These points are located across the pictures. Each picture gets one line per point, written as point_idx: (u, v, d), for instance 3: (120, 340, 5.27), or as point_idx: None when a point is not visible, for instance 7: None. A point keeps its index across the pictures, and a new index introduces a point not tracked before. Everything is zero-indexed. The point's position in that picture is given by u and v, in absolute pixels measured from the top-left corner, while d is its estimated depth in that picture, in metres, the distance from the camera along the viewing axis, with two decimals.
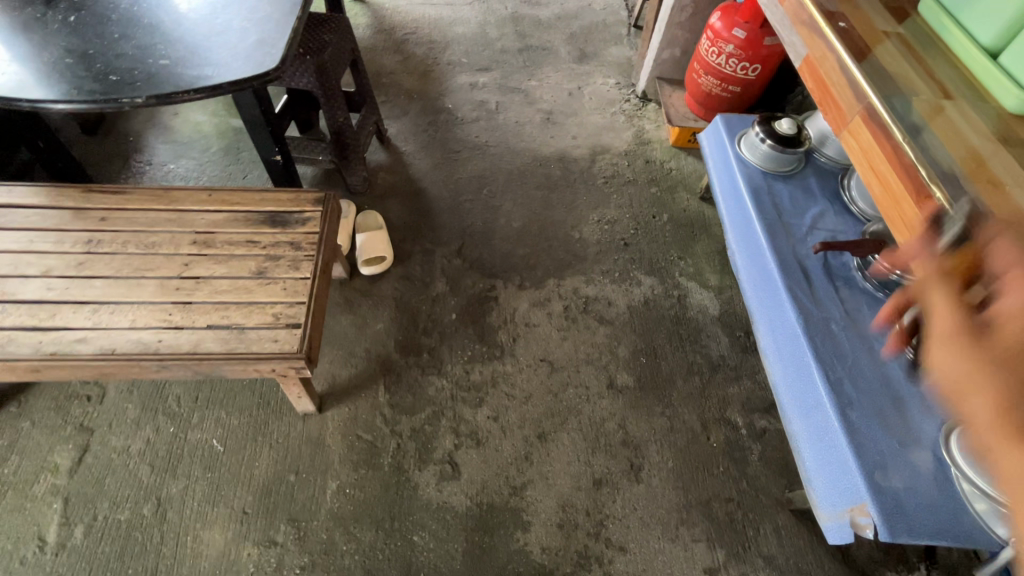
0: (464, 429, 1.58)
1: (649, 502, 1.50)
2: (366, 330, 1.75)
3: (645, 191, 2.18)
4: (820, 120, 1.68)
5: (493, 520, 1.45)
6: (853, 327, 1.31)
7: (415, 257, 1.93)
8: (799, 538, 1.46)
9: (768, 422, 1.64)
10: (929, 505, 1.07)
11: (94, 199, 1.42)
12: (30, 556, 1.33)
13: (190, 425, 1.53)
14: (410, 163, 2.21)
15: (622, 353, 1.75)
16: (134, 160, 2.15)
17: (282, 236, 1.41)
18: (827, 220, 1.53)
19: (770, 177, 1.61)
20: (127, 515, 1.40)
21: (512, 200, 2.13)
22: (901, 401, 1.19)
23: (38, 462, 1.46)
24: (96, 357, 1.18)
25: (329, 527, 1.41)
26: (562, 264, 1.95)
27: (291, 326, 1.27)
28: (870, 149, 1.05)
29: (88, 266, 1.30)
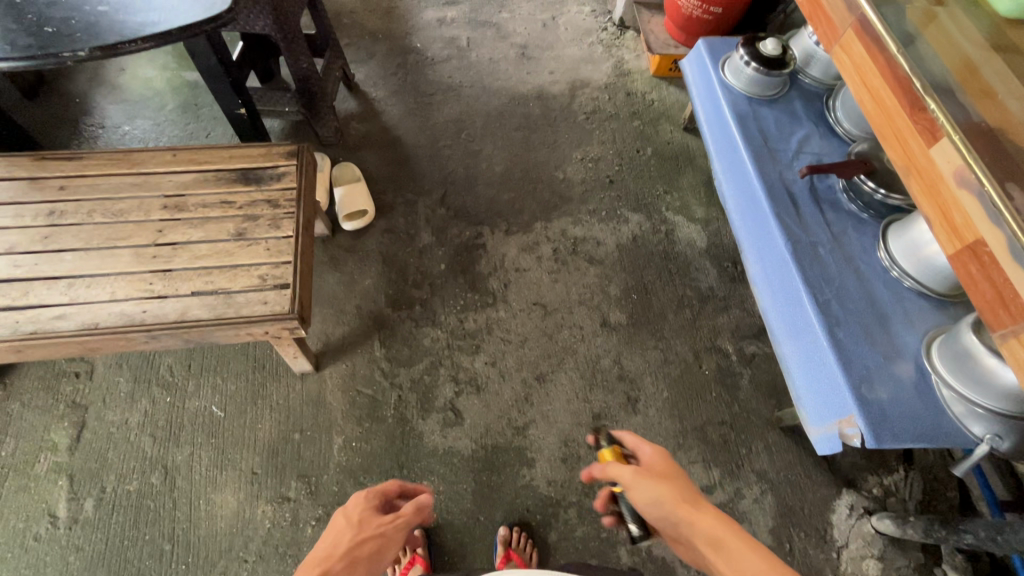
0: (464, 376, 1.60)
1: (647, 431, 1.56)
2: (354, 287, 1.72)
3: (628, 125, 2.13)
4: (804, 38, 1.61)
5: (499, 460, 1.50)
6: (839, 250, 1.32)
7: (398, 209, 1.87)
8: (789, 453, 1.55)
9: (757, 347, 1.70)
10: (911, 412, 1.13)
11: (48, 167, 1.32)
12: (44, 532, 1.34)
13: (186, 394, 1.52)
14: (382, 110, 2.11)
15: (613, 291, 1.77)
16: (84, 124, 2.00)
17: (257, 194, 1.35)
18: (813, 143, 1.51)
19: (755, 103, 1.57)
20: (135, 486, 1.40)
21: (492, 142, 2.06)
22: (886, 317, 1.23)
23: (36, 442, 1.44)
24: (80, 332, 1.14)
25: (339, 479, 1.44)
26: (548, 206, 1.92)
27: (279, 287, 1.23)
28: (862, 63, 1.02)
29: (54, 239, 1.23)
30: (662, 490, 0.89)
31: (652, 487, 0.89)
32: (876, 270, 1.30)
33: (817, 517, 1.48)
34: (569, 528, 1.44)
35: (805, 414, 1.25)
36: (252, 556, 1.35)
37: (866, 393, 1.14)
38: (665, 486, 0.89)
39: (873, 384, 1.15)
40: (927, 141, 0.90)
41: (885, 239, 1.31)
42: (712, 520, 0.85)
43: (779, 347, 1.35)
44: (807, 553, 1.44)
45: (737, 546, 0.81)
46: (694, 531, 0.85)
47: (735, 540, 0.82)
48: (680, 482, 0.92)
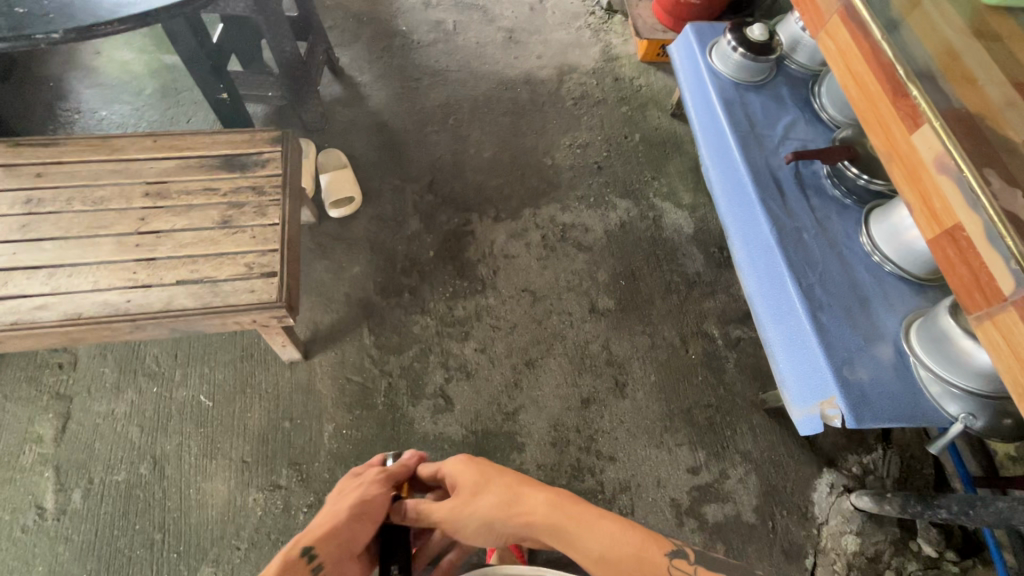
0: (454, 362, 1.61)
1: (634, 414, 1.58)
2: (343, 275, 1.71)
3: (616, 111, 2.12)
4: (791, 24, 1.61)
5: (490, 445, 1.51)
6: (823, 235, 1.34)
7: (385, 195, 1.86)
8: (772, 434, 1.59)
9: (742, 332, 1.73)
10: (890, 392, 1.16)
11: (24, 153, 1.29)
12: (31, 523, 1.33)
13: (174, 383, 1.51)
14: (368, 94, 2.08)
15: (601, 278, 1.78)
16: (59, 108, 1.94)
17: (242, 181, 1.33)
18: (798, 129, 1.52)
19: (742, 88, 1.57)
20: (124, 476, 1.40)
21: (479, 128, 2.05)
22: (867, 301, 1.26)
23: (20, 434, 1.42)
24: (63, 322, 1.12)
25: (330, 466, 1.45)
26: (537, 192, 1.92)
27: (266, 275, 1.22)
28: (847, 49, 1.03)
29: (33, 228, 1.21)
30: (482, 511, 0.95)
31: (473, 513, 0.95)
32: (859, 254, 1.32)
33: (799, 495, 1.52)
34: None
35: (788, 396, 1.28)
36: (244, 543, 1.36)
37: (847, 375, 1.17)
38: (487, 503, 0.95)
39: (854, 366, 1.18)
40: (908, 127, 0.91)
41: (867, 224, 1.34)
42: (544, 510, 0.93)
43: (763, 330, 1.38)
44: (789, 529, 1.48)
45: (577, 527, 0.89)
46: (537, 528, 0.92)
47: (570, 523, 0.90)
48: (501, 483, 0.98)
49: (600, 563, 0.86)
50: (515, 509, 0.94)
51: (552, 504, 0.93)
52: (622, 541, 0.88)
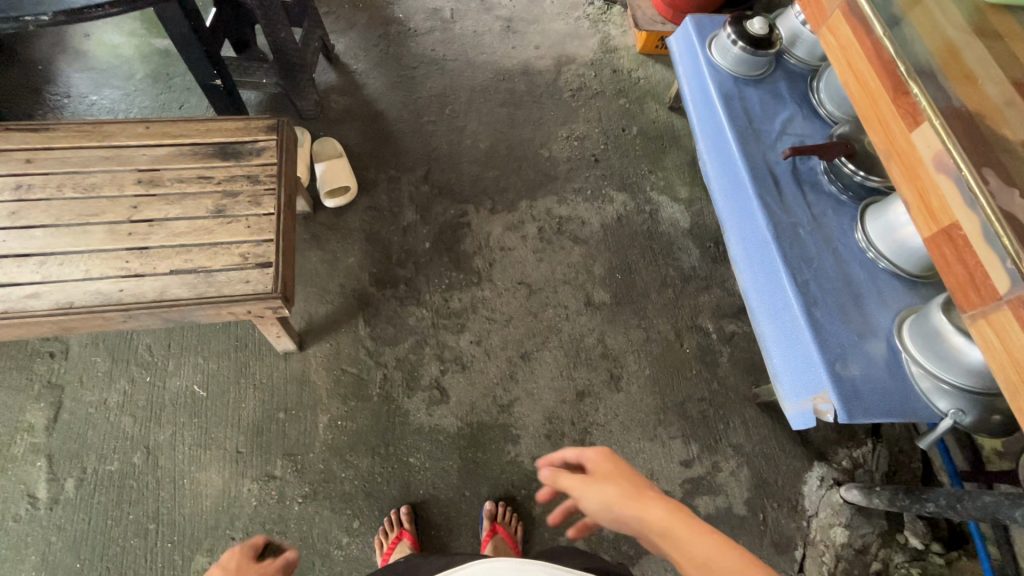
0: (449, 354, 1.61)
1: (629, 408, 1.59)
2: (338, 266, 1.70)
3: (613, 103, 2.11)
4: (791, 18, 1.60)
5: (485, 436, 1.52)
6: (818, 231, 1.35)
7: (380, 185, 1.84)
8: (764, 428, 1.60)
9: (736, 326, 1.74)
10: (882, 388, 1.17)
11: (12, 139, 1.26)
12: (24, 513, 1.33)
13: (166, 373, 1.50)
14: (363, 83, 2.05)
15: (598, 271, 1.78)
16: (48, 92, 1.91)
17: (236, 169, 1.31)
18: (796, 124, 1.52)
19: (741, 83, 1.57)
20: (117, 466, 1.39)
21: (476, 118, 2.03)
22: (861, 297, 1.26)
23: (11, 423, 1.41)
24: (54, 312, 1.11)
25: (325, 457, 1.45)
26: (533, 185, 1.91)
27: (261, 265, 1.21)
28: (848, 44, 1.03)
29: (23, 215, 1.19)
30: (606, 494, 0.80)
31: (596, 493, 0.81)
32: (853, 251, 1.33)
33: (790, 488, 1.54)
34: (552, 502, 1.48)
35: (782, 391, 1.29)
36: (239, 533, 1.36)
37: (840, 371, 1.18)
38: (612, 491, 0.80)
39: (846, 361, 1.19)
40: (908, 125, 0.91)
41: (862, 221, 1.34)
42: (659, 511, 0.76)
43: (758, 325, 1.38)
44: (779, 522, 1.51)
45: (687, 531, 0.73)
46: (646, 526, 0.76)
47: (681, 526, 0.73)
48: (633, 480, 0.82)
49: (701, 569, 0.69)
50: (630, 501, 0.78)
51: (667, 506, 0.76)
52: (727, 553, 0.69)
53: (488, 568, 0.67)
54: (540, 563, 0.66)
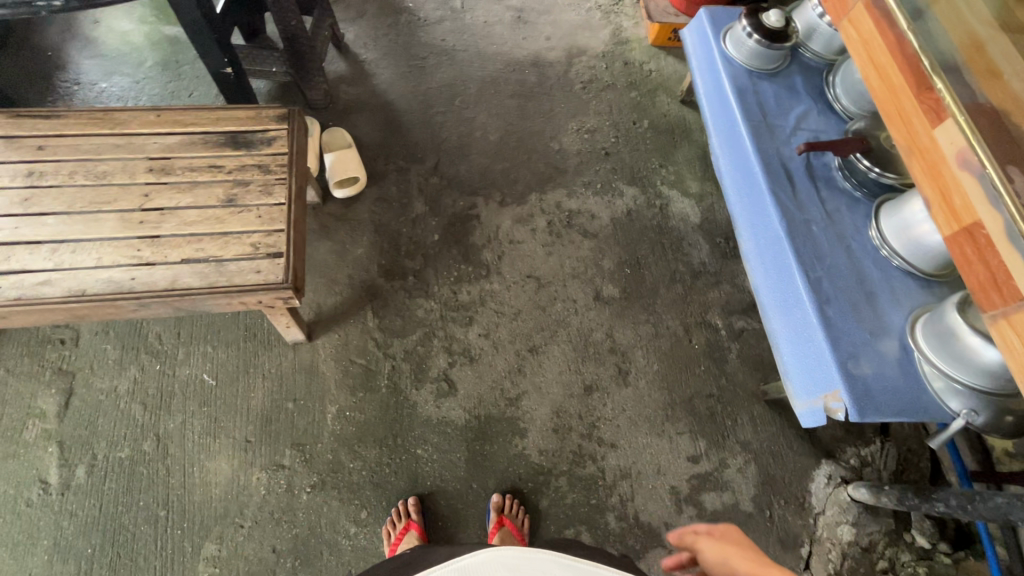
0: (457, 347, 1.61)
1: (636, 403, 1.59)
2: (346, 257, 1.69)
3: (624, 96, 2.09)
4: (807, 10, 1.57)
5: (492, 429, 1.52)
6: (832, 228, 1.33)
7: (390, 177, 1.84)
8: (773, 425, 1.60)
9: (746, 323, 1.73)
10: (893, 387, 1.17)
11: (24, 125, 1.26)
12: (36, 498, 1.34)
13: (176, 362, 1.50)
14: (373, 72, 2.03)
15: (607, 265, 1.77)
16: (58, 79, 1.90)
17: (247, 159, 1.30)
18: (811, 119, 1.50)
19: (756, 76, 1.54)
20: (128, 453, 1.40)
21: (486, 110, 2.01)
22: (874, 295, 1.25)
23: (24, 409, 1.42)
24: (66, 299, 1.11)
25: (333, 448, 1.46)
26: (543, 177, 1.90)
27: (272, 256, 1.21)
28: (870, 38, 1.01)
29: (34, 202, 1.19)
30: (726, 550, 0.94)
31: (717, 548, 0.96)
32: (867, 248, 1.31)
33: (797, 485, 1.54)
34: (559, 495, 1.48)
35: (792, 388, 1.28)
36: (248, 522, 1.37)
37: (852, 369, 1.17)
38: (732, 549, 0.94)
39: (858, 360, 1.18)
40: (931, 121, 0.90)
41: (877, 218, 1.32)
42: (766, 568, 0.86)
43: (768, 322, 1.37)
44: (785, 519, 1.50)
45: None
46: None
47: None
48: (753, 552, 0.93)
49: None
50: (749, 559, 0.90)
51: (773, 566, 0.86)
52: None
53: (481, 560, 0.69)
54: (540, 550, 0.69)
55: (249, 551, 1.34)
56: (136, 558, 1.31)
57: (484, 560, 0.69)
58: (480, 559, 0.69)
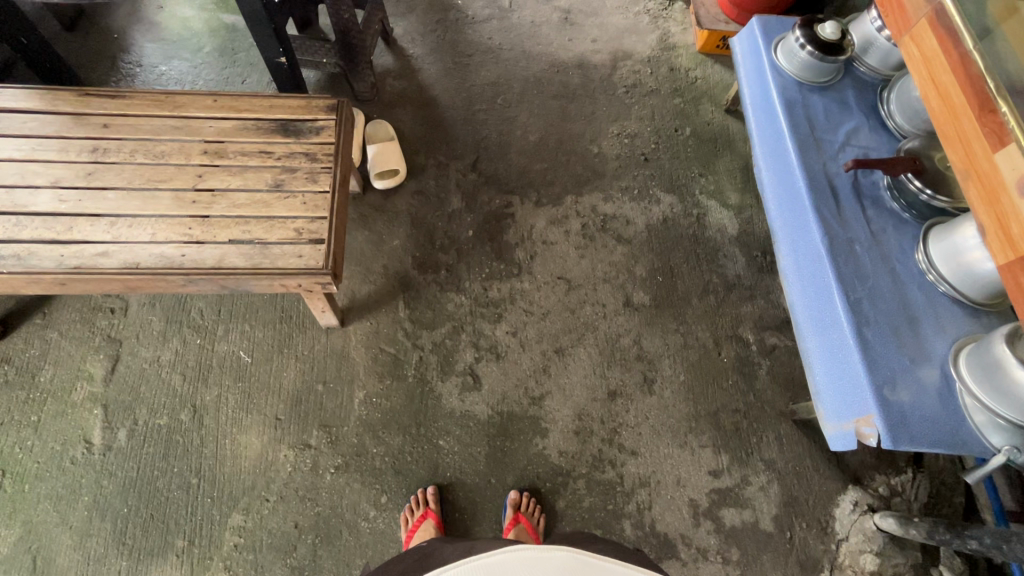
0: (484, 343, 1.62)
1: (660, 411, 1.58)
2: (383, 247, 1.73)
3: (668, 102, 2.07)
4: (865, 22, 1.49)
5: (514, 427, 1.54)
6: (876, 248, 1.27)
7: (429, 170, 1.87)
8: (799, 445, 1.56)
9: (778, 339, 1.69)
10: (932, 418, 1.12)
11: (92, 104, 1.33)
12: (80, 456, 1.42)
13: (216, 337, 1.57)
14: (419, 67, 2.07)
15: (639, 272, 1.76)
16: (122, 61, 1.99)
17: (296, 146, 1.35)
18: (861, 135, 1.43)
19: (806, 89, 1.48)
20: (166, 421, 1.47)
21: (528, 110, 2.02)
22: (917, 322, 1.19)
23: (73, 371, 1.50)
24: (122, 270, 1.17)
25: (359, 432, 1.49)
26: (580, 180, 1.90)
27: (314, 241, 1.25)
28: (931, 56, 0.98)
29: (97, 177, 1.25)
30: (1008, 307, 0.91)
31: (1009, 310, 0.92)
32: (912, 272, 1.25)
33: (821, 509, 1.51)
34: (576, 498, 1.48)
35: (822, 410, 1.24)
36: (274, 496, 1.42)
37: (888, 395, 1.12)
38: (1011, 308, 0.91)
39: (895, 386, 1.13)
40: (992, 145, 0.87)
41: (925, 241, 1.26)
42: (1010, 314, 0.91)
43: (802, 340, 1.33)
44: (806, 542, 1.47)
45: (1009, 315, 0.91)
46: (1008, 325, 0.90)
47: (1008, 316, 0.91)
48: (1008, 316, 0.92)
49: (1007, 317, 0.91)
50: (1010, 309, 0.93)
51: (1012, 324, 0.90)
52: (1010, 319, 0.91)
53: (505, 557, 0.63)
54: (556, 549, 0.65)
55: (273, 524, 1.39)
56: (168, 521, 1.38)
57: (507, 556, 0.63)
58: (500, 556, 0.63)
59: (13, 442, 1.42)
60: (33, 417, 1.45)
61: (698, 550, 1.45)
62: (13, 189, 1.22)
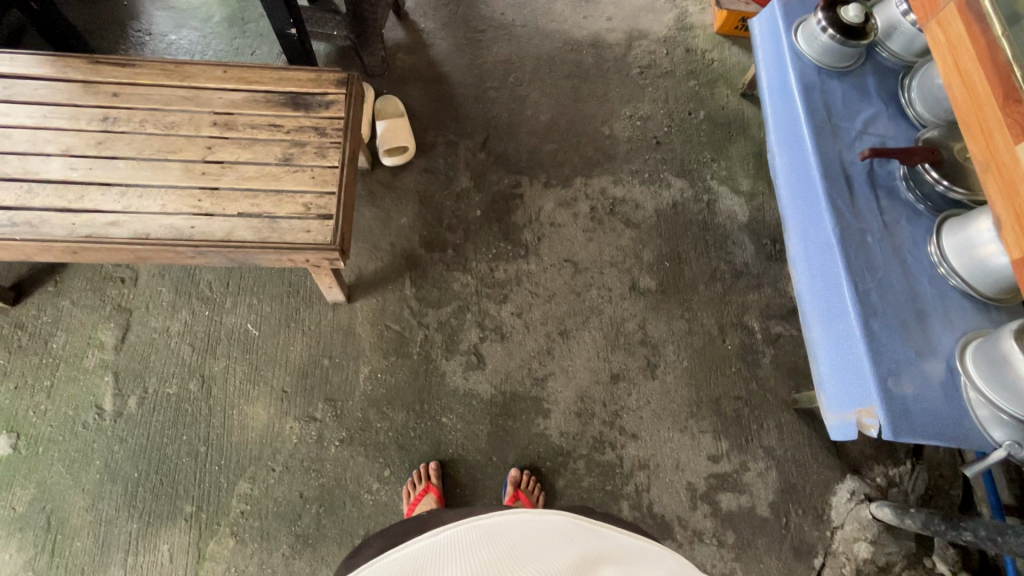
0: (489, 323, 1.63)
1: (662, 396, 1.59)
2: (390, 224, 1.73)
3: (683, 84, 2.03)
4: (891, 5, 1.44)
5: (516, 406, 1.55)
6: (889, 240, 1.25)
7: (438, 149, 1.85)
8: (799, 434, 1.57)
9: (783, 329, 1.69)
10: (934, 410, 1.11)
11: (102, 72, 1.33)
12: (91, 421, 1.45)
13: (224, 309, 1.58)
14: (430, 42, 2.03)
15: (646, 257, 1.75)
16: (132, 28, 1.98)
17: (306, 120, 1.34)
18: (880, 123, 1.40)
19: (825, 74, 1.45)
20: (175, 389, 1.49)
21: (540, 89, 1.99)
22: (925, 315, 1.18)
23: (85, 338, 1.53)
24: (132, 240, 1.18)
25: (363, 407, 1.52)
26: (590, 162, 1.88)
27: (322, 217, 1.25)
28: (958, 43, 0.95)
29: (108, 146, 1.25)
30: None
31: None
32: (924, 265, 1.24)
33: (818, 497, 1.52)
34: (575, 477, 1.51)
35: (824, 399, 1.24)
36: (279, 466, 1.45)
37: (892, 387, 1.12)
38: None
39: (900, 378, 1.13)
40: (1016, 136, 0.85)
41: (939, 234, 1.24)
42: None
43: (808, 329, 1.32)
44: (802, 528, 1.49)
45: None
46: None
47: None
48: None
49: None
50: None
51: None
52: None
53: (501, 518, 0.67)
54: (554, 512, 0.68)
55: (279, 493, 1.42)
56: (177, 486, 1.41)
57: (504, 518, 0.67)
58: (498, 517, 0.67)
59: (27, 405, 1.46)
60: (46, 382, 1.48)
61: (694, 532, 1.47)
62: (25, 156, 1.22)
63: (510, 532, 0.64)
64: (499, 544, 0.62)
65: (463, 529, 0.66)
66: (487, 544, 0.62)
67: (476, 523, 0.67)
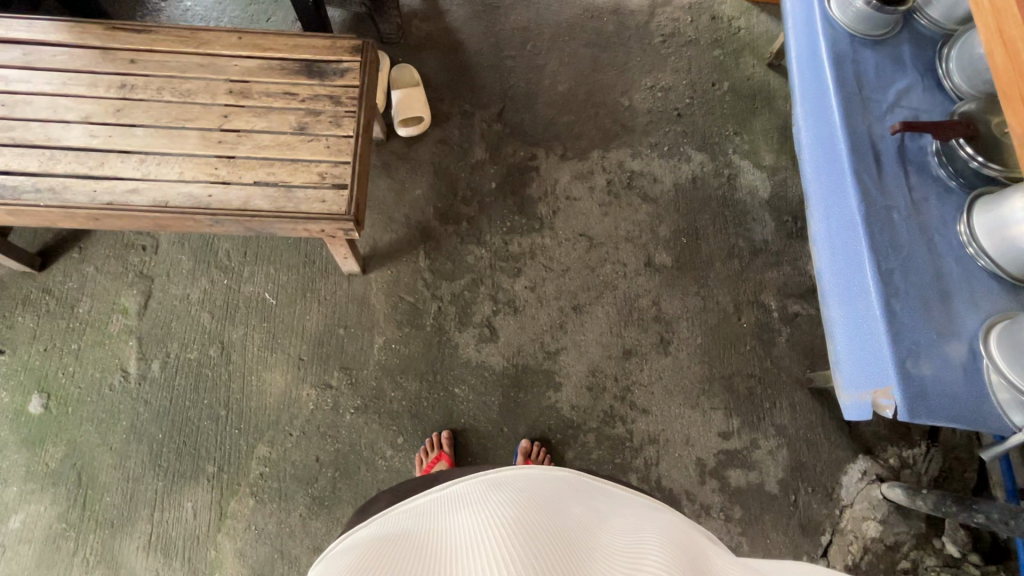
0: (502, 296, 1.63)
1: (674, 372, 1.59)
2: (405, 195, 1.73)
3: (707, 54, 1.96)
4: None
5: (528, 379, 1.57)
6: (916, 217, 1.21)
7: (454, 119, 1.83)
8: (812, 413, 1.56)
9: (800, 308, 1.66)
10: (954, 393, 1.09)
11: (119, 38, 1.32)
12: (117, 384, 1.50)
13: (242, 278, 1.61)
14: (447, 9, 1.98)
15: (662, 232, 1.72)
16: None
17: (320, 89, 1.33)
18: (914, 95, 1.33)
19: (858, 42, 1.38)
20: (196, 355, 1.54)
21: (558, 58, 1.94)
22: (950, 296, 1.15)
23: (109, 304, 1.57)
24: (151, 208, 1.19)
25: (378, 375, 1.54)
26: (608, 134, 1.84)
27: (337, 187, 1.25)
28: (1001, 7, 0.89)
29: (126, 113, 1.26)
30: None
31: None
32: (951, 244, 1.19)
33: (828, 475, 1.52)
34: (585, 450, 1.52)
35: (840, 379, 1.23)
36: (296, 431, 1.49)
37: (910, 368, 1.10)
38: None
39: (919, 359, 1.10)
40: None
41: (970, 212, 1.19)
42: None
43: (827, 308, 1.30)
44: (810, 505, 1.50)
45: None
46: None
47: None
48: None
49: None
50: None
51: None
52: None
53: (508, 473, 0.69)
54: (559, 468, 0.71)
55: (296, 457, 1.47)
56: (199, 447, 1.47)
57: (512, 473, 0.69)
58: (506, 472, 0.69)
59: (57, 367, 1.51)
60: (73, 345, 1.53)
61: (703, 506, 1.49)
62: (46, 123, 1.23)
63: (516, 483, 0.66)
64: (506, 490, 0.64)
65: (473, 481, 0.69)
66: (494, 492, 0.64)
67: (484, 477, 0.69)
